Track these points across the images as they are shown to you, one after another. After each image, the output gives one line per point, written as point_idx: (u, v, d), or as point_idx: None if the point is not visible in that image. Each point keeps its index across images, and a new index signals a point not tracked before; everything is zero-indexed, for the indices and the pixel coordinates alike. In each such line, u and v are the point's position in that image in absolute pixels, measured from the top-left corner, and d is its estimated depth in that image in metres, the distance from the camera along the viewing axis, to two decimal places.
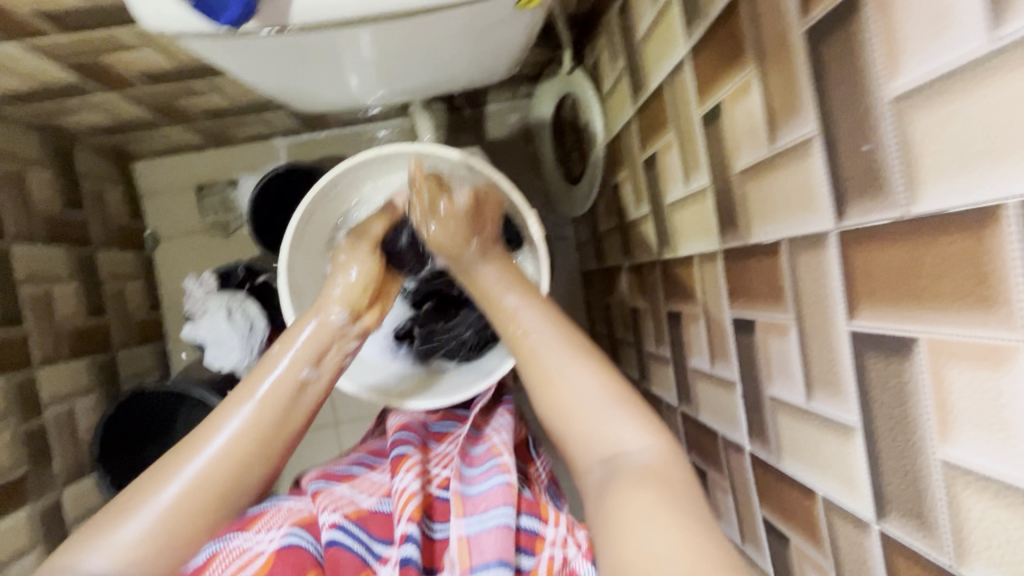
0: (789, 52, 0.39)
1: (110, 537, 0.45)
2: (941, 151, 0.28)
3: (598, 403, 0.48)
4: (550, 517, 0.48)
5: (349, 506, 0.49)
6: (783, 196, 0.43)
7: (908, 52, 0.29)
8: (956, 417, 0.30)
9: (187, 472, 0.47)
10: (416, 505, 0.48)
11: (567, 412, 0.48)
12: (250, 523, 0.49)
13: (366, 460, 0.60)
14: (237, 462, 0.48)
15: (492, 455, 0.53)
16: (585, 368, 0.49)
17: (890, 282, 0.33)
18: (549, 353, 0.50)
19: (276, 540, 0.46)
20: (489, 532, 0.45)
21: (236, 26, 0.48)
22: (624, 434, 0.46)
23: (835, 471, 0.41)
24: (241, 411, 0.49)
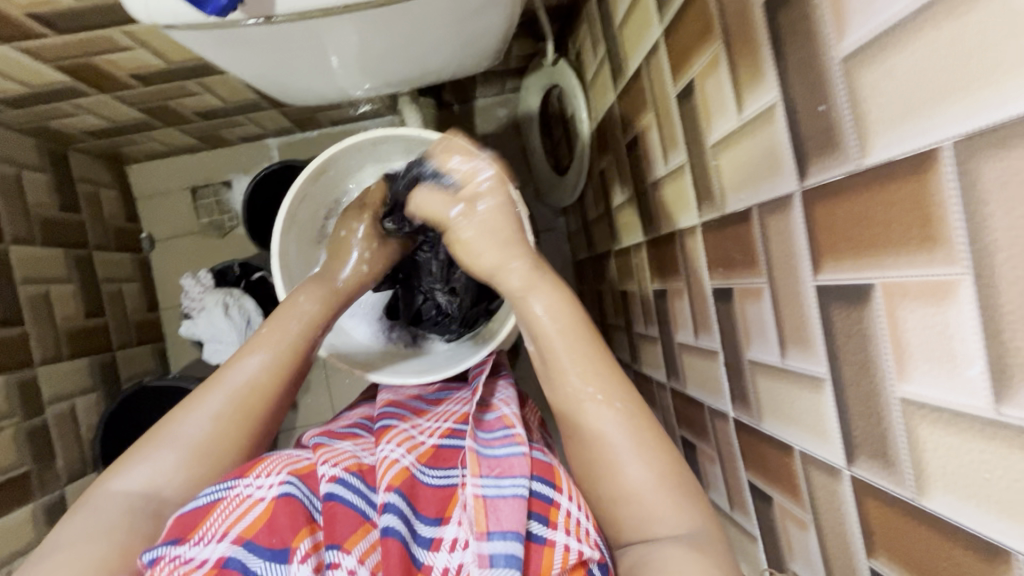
0: (750, 23, 0.41)
1: (146, 463, 0.48)
2: (887, 102, 0.30)
3: (660, 493, 0.45)
4: (563, 487, 0.48)
5: (349, 460, 0.50)
6: (753, 163, 0.45)
7: (853, 12, 0.31)
8: (911, 355, 0.32)
9: (216, 405, 0.51)
10: (396, 473, 0.48)
11: (625, 497, 0.45)
12: (249, 470, 0.47)
13: (364, 423, 0.61)
14: (259, 395, 0.52)
15: (503, 426, 0.53)
16: (652, 454, 0.46)
17: (848, 233, 0.35)
18: (614, 434, 0.46)
19: (274, 488, 0.45)
20: (506, 501, 0.45)
21: (222, 15, 0.50)
22: (682, 514, 0.44)
23: (809, 424, 0.43)
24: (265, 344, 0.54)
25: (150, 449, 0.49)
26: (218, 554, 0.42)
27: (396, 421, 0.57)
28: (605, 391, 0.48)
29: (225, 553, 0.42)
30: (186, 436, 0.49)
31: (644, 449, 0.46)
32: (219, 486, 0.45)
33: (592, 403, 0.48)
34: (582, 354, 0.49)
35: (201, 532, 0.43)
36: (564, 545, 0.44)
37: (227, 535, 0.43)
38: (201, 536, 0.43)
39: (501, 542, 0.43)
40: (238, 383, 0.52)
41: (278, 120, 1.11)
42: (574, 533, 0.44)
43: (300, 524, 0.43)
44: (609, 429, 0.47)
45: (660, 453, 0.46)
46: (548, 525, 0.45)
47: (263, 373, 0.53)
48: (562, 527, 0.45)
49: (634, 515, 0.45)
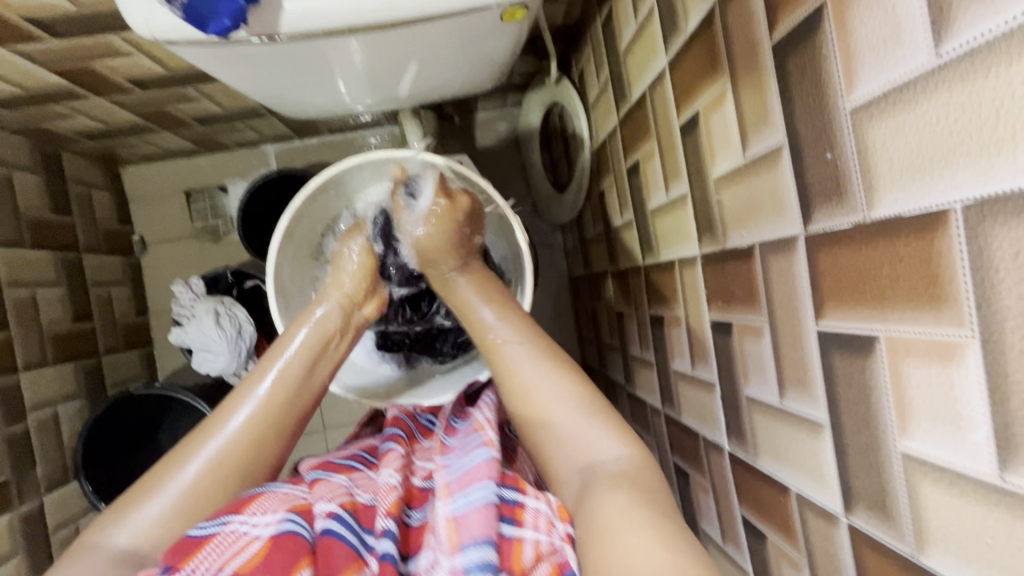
0: (759, 63, 0.41)
1: (134, 515, 0.47)
2: (897, 159, 0.30)
3: (587, 425, 0.49)
4: (529, 488, 0.48)
5: (344, 497, 0.49)
6: (756, 202, 0.45)
7: (865, 65, 0.31)
8: (914, 412, 0.31)
9: (206, 451, 0.49)
10: (394, 499, 0.48)
11: (544, 421, 0.50)
12: (244, 506, 0.46)
13: (363, 455, 0.60)
14: (253, 434, 0.51)
15: (475, 433, 0.55)
16: (561, 379, 0.52)
17: (853, 283, 0.35)
18: (524, 366, 0.54)
19: (271, 526, 0.44)
20: (474, 510, 0.45)
21: (224, 35, 0.49)
22: (597, 435, 0.48)
23: (806, 467, 0.43)
24: (245, 405, 0.52)
25: (144, 497, 0.48)
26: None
27: (395, 445, 0.57)
28: (544, 351, 0.54)
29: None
30: (183, 478, 0.48)
31: (557, 376, 0.52)
32: (213, 522, 0.45)
33: (499, 345, 0.56)
34: (498, 307, 0.59)
35: (194, 564, 0.42)
36: (535, 539, 0.44)
37: (221, 572, 0.41)
38: (194, 568, 0.41)
39: (473, 551, 0.42)
40: (262, 394, 0.53)
41: (277, 127, 1.10)
42: (543, 526, 0.45)
43: (300, 555, 0.42)
44: (539, 376, 0.52)
45: (573, 378, 0.52)
46: (516, 524, 0.45)
47: (253, 417, 0.52)
48: (531, 524, 0.45)
49: (551, 435, 0.50)
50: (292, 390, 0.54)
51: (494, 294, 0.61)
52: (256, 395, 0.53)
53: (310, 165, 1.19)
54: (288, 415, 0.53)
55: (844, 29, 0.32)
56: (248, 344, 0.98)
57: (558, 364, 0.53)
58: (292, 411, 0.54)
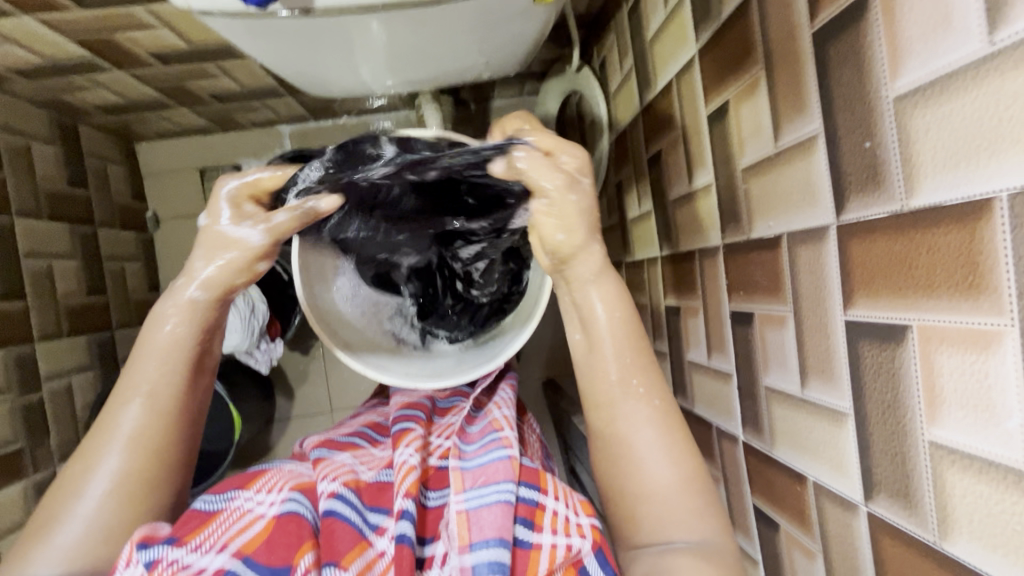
0: (796, 52, 0.41)
1: (49, 545, 0.45)
2: (940, 148, 0.30)
3: (674, 486, 0.46)
4: (549, 488, 0.50)
5: (348, 476, 0.51)
6: (786, 191, 0.45)
7: (911, 53, 0.31)
8: (945, 399, 0.32)
9: (108, 467, 0.48)
10: (412, 481, 0.50)
11: (643, 495, 0.47)
12: (250, 484, 0.50)
13: (367, 434, 0.62)
14: (146, 438, 0.49)
15: (492, 430, 0.55)
16: (671, 454, 0.48)
17: (885, 272, 0.35)
18: (641, 434, 0.48)
19: (276, 506, 0.47)
20: (489, 509, 0.47)
21: (263, 6, 0.49)
22: (688, 522, 0.45)
23: (825, 455, 0.43)
24: (134, 403, 0.50)
25: (48, 532, 0.46)
26: (218, 565, 0.42)
27: (414, 425, 0.58)
28: (637, 385, 0.50)
29: (225, 564, 0.42)
30: (83, 505, 0.47)
31: (667, 453, 0.48)
32: (219, 498, 0.48)
33: (622, 405, 0.50)
34: (632, 363, 0.51)
35: (199, 539, 0.44)
36: (551, 544, 0.46)
37: (227, 548, 0.43)
38: (198, 544, 0.43)
39: (484, 550, 0.45)
40: (135, 417, 0.49)
41: (293, 107, 1.10)
42: (560, 531, 0.46)
43: (303, 539, 0.44)
44: (635, 424, 0.49)
45: (679, 443, 0.48)
46: (533, 528, 0.47)
47: (145, 419, 0.50)
48: (548, 528, 0.47)
49: (639, 494, 0.47)
50: (183, 373, 0.52)
51: (630, 348, 0.51)
52: (139, 397, 0.50)
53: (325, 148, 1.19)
54: (177, 417, 0.51)
55: (890, 17, 0.32)
56: (261, 323, 0.98)
57: (677, 431, 0.49)
58: (183, 407, 0.51)
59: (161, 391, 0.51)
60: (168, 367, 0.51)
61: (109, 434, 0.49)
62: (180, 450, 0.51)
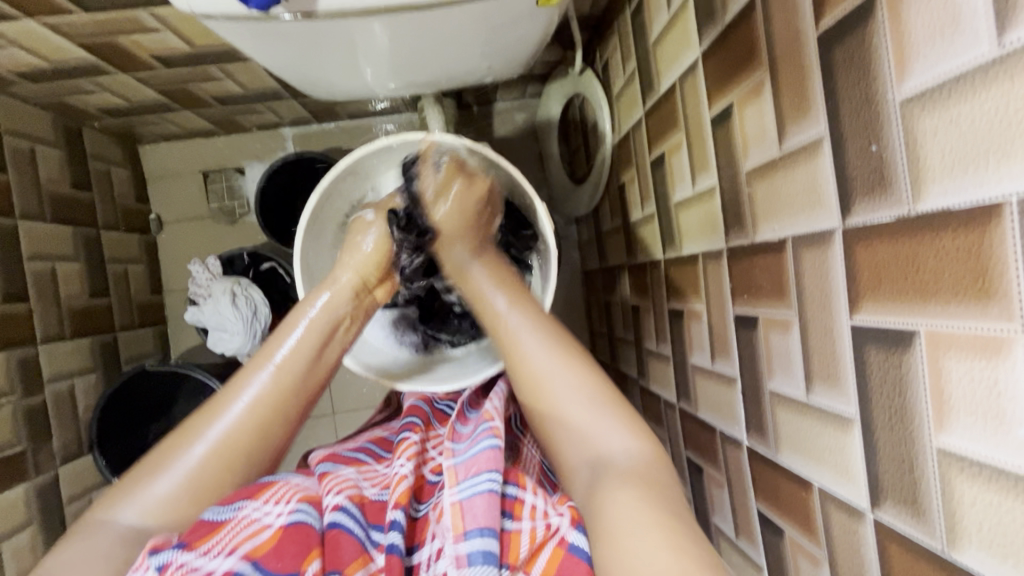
0: (801, 55, 0.41)
1: (143, 493, 0.48)
2: (948, 151, 0.30)
3: (576, 400, 0.50)
4: (529, 484, 0.49)
5: (352, 490, 0.51)
6: (790, 195, 0.44)
7: (918, 56, 0.31)
8: (953, 406, 0.31)
9: (212, 433, 0.50)
10: (404, 490, 0.50)
11: (560, 419, 0.50)
12: (259, 492, 0.48)
13: (372, 448, 0.62)
14: (257, 421, 0.51)
15: (485, 421, 0.55)
16: (574, 371, 0.52)
17: (892, 276, 0.35)
18: (538, 357, 0.53)
19: (283, 516, 0.46)
20: (480, 497, 0.46)
21: (265, 9, 0.49)
22: (608, 431, 0.48)
23: (831, 461, 0.43)
24: (258, 379, 0.52)
25: (152, 477, 0.48)
26: (228, 567, 0.41)
27: (410, 432, 0.59)
28: (526, 309, 0.58)
29: (234, 567, 0.41)
30: (190, 457, 0.49)
31: (565, 365, 0.52)
32: (227, 507, 0.46)
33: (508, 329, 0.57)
34: (512, 296, 0.59)
35: (209, 544, 0.43)
36: (530, 527, 0.46)
37: (235, 552, 0.42)
38: (207, 549, 0.43)
39: (478, 539, 0.44)
40: (244, 403, 0.51)
41: (296, 110, 1.10)
42: (539, 517, 0.46)
43: (310, 547, 0.44)
44: (529, 349, 0.54)
45: (580, 368, 0.52)
46: (512, 518, 0.47)
47: (256, 405, 0.51)
48: (528, 516, 0.47)
49: (560, 425, 0.50)
50: (301, 368, 0.53)
51: (508, 288, 0.60)
52: (248, 392, 0.51)
53: (328, 150, 1.19)
54: (283, 414, 0.52)
55: (896, 19, 0.32)
56: (263, 325, 0.98)
57: (569, 351, 0.53)
58: (293, 404, 0.52)
59: (278, 382, 0.52)
60: (304, 351, 0.54)
61: (220, 413, 0.50)
62: (279, 441, 0.52)
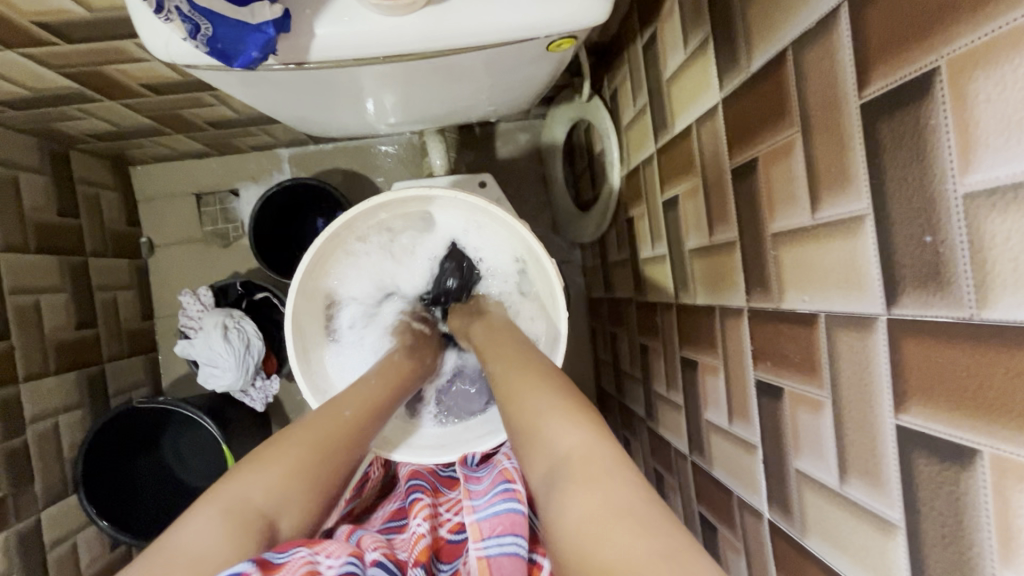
0: (839, 123, 0.37)
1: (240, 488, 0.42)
2: (1022, 261, 0.26)
3: (594, 445, 0.37)
4: (550, 552, 0.49)
5: (385, 549, 0.48)
6: (824, 268, 0.41)
7: (988, 148, 0.27)
8: (1023, 544, 0.28)
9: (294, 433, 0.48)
10: (422, 547, 0.48)
11: (541, 445, 0.40)
12: (311, 543, 0.44)
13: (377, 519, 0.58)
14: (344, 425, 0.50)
15: (502, 480, 0.53)
16: (577, 419, 0.40)
17: (948, 385, 0.31)
18: (550, 420, 0.41)
19: (337, 568, 0.42)
20: (508, 557, 0.46)
21: (251, 68, 0.45)
22: (569, 426, 0.40)
23: (868, 563, 0.39)
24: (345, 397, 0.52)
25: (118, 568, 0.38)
26: None
27: (422, 494, 0.56)
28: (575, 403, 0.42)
29: None
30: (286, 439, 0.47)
31: (582, 421, 0.40)
32: (283, 553, 0.41)
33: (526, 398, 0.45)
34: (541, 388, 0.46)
35: None
36: None
37: None
38: None
39: None
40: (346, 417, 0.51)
41: (292, 132, 1.06)
42: None
43: None
44: (541, 411, 0.43)
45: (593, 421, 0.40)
46: None
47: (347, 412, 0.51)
48: None
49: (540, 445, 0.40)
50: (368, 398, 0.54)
51: (540, 382, 0.47)
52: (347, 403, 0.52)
53: (325, 172, 1.15)
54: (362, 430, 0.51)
55: (962, 103, 0.28)
56: (256, 359, 0.95)
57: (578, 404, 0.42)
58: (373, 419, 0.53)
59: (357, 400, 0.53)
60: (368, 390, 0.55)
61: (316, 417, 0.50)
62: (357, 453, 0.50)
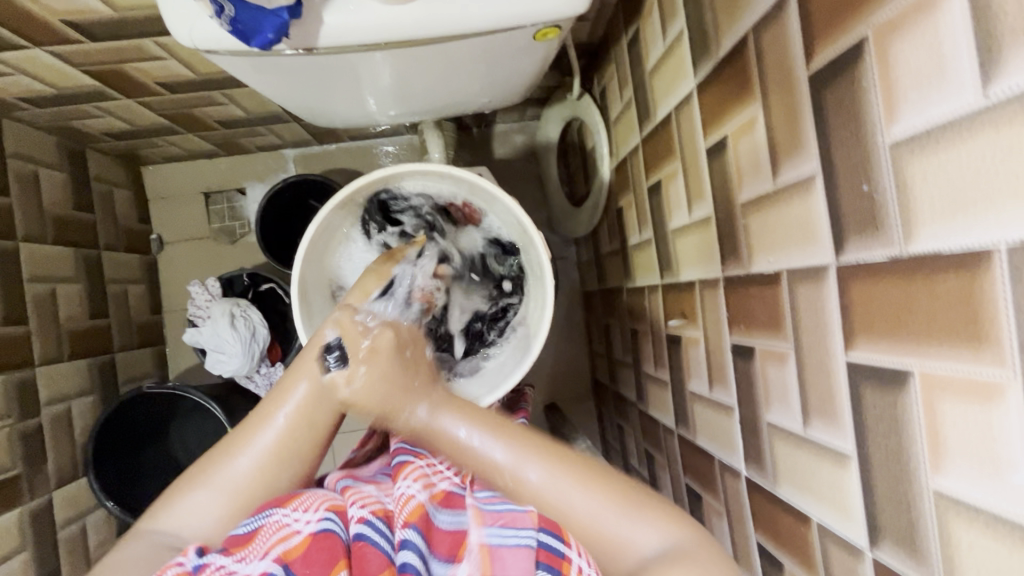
0: (792, 94, 0.42)
1: (183, 506, 0.52)
2: (937, 196, 0.30)
3: (605, 509, 0.48)
4: (573, 542, 0.47)
5: (375, 504, 0.52)
6: (784, 229, 0.45)
7: (907, 101, 0.31)
8: (949, 449, 0.31)
9: (245, 461, 0.53)
10: (414, 508, 0.50)
11: (569, 519, 0.49)
12: (286, 501, 0.50)
13: (384, 470, 0.62)
14: (284, 443, 0.54)
15: (509, 471, 0.53)
16: (583, 484, 0.49)
17: (884, 316, 0.35)
18: (549, 490, 0.49)
19: (312, 523, 0.48)
20: (513, 550, 0.45)
21: (266, 49, 0.49)
22: (639, 526, 0.47)
23: (829, 497, 0.42)
24: (284, 408, 0.54)
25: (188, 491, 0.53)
26: (262, 568, 0.44)
27: (413, 457, 0.57)
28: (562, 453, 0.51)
29: (267, 568, 0.44)
30: (233, 474, 0.53)
31: (570, 479, 0.49)
32: (257, 517, 0.49)
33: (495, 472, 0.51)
34: (497, 429, 0.52)
35: (246, 550, 0.46)
36: None
37: (269, 553, 0.45)
38: (244, 555, 0.46)
39: None
40: (278, 426, 0.54)
41: (297, 132, 1.11)
42: None
43: (337, 556, 0.45)
44: (527, 465, 0.50)
45: (597, 480, 0.49)
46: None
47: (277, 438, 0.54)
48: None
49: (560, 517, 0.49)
50: (307, 423, 0.54)
51: (491, 417, 0.54)
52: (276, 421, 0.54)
53: (329, 171, 1.20)
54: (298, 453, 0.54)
55: (885, 64, 0.33)
56: (261, 346, 0.99)
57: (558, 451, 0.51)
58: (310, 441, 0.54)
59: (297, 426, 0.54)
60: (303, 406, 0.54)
61: (254, 437, 0.54)
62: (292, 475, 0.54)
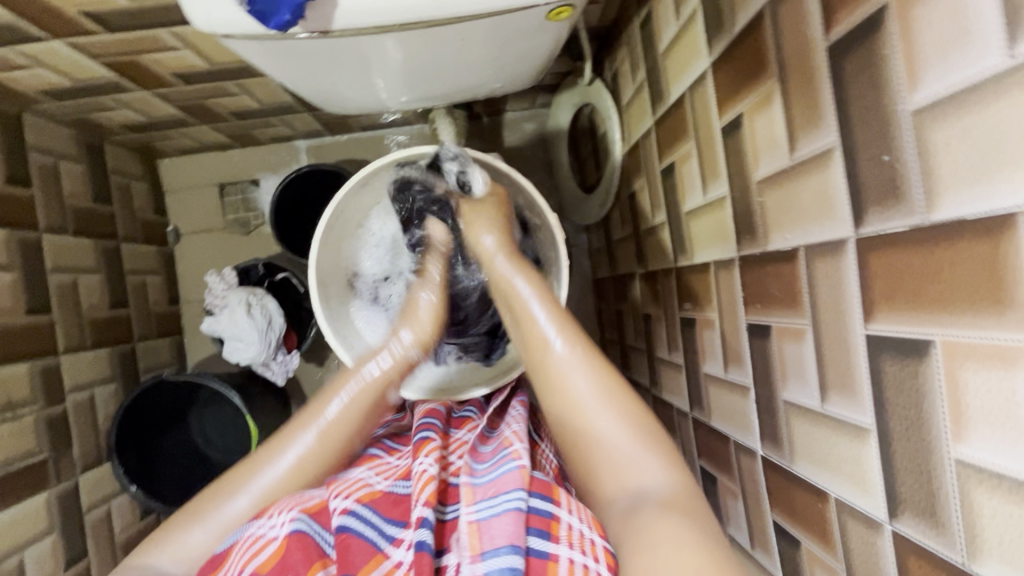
0: (811, 66, 0.41)
1: (181, 540, 0.54)
2: (961, 162, 0.30)
3: (619, 425, 0.49)
4: (562, 502, 0.49)
5: (361, 491, 0.52)
6: (802, 205, 0.44)
7: (929, 67, 0.31)
8: (971, 417, 0.31)
9: (254, 487, 0.55)
10: (432, 490, 0.50)
11: (586, 437, 0.50)
12: (262, 513, 0.51)
13: (385, 444, 0.65)
14: (292, 481, 0.56)
15: (503, 448, 0.56)
16: (614, 403, 0.51)
17: (904, 287, 0.35)
18: (578, 384, 0.52)
19: (286, 526, 0.48)
20: (499, 517, 0.47)
21: (283, 30, 0.50)
22: (645, 464, 0.47)
23: (847, 472, 0.42)
24: (303, 442, 0.57)
25: (189, 526, 0.54)
26: None
27: (435, 433, 0.59)
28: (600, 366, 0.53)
29: None
30: (233, 510, 0.55)
31: (609, 402, 0.51)
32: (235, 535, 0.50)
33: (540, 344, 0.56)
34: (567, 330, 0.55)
35: None
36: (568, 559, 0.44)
37: (244, 571, 0.46)
38: None
39: (495, 559, 0.44)
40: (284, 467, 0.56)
41: (310, 123, 1.12)
42: (577, 547, 0.45)
43: (313, 557, 0.46)
44: (568, 375, 0.53)
45: (626, 407, 0.50)
46: (550, 539, 0.46)
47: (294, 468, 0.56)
48: (565, 542, 0.46)
49: (590, 437, 0.50)
50: (329, 452, 0.57)
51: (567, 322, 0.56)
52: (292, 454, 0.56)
53: (341, 161, 1.21)
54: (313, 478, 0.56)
55: (907, 30, 0.32)
56: (278, 334, 1.00)
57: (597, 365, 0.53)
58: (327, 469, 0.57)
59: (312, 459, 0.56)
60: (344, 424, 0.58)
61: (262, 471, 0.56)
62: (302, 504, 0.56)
